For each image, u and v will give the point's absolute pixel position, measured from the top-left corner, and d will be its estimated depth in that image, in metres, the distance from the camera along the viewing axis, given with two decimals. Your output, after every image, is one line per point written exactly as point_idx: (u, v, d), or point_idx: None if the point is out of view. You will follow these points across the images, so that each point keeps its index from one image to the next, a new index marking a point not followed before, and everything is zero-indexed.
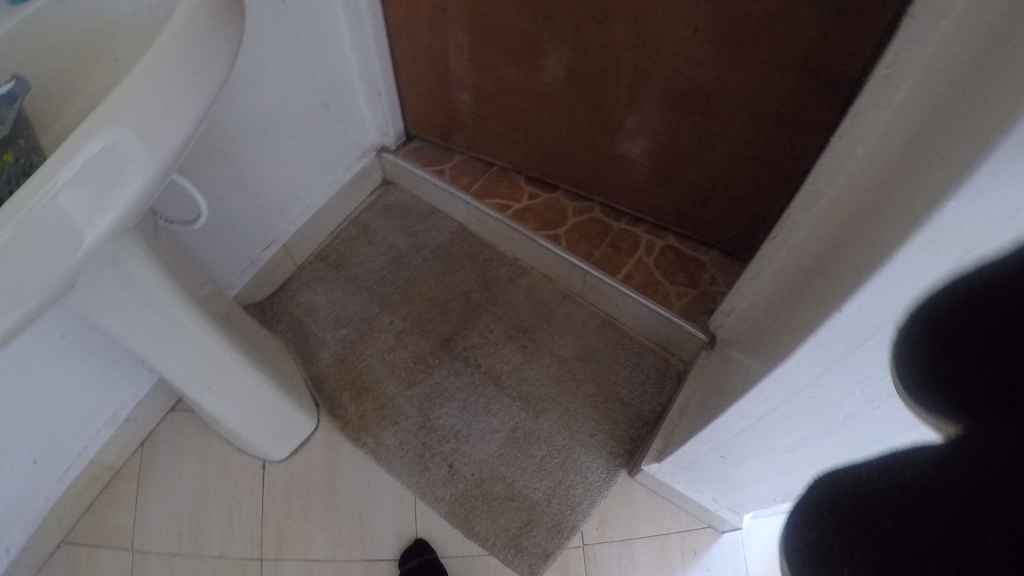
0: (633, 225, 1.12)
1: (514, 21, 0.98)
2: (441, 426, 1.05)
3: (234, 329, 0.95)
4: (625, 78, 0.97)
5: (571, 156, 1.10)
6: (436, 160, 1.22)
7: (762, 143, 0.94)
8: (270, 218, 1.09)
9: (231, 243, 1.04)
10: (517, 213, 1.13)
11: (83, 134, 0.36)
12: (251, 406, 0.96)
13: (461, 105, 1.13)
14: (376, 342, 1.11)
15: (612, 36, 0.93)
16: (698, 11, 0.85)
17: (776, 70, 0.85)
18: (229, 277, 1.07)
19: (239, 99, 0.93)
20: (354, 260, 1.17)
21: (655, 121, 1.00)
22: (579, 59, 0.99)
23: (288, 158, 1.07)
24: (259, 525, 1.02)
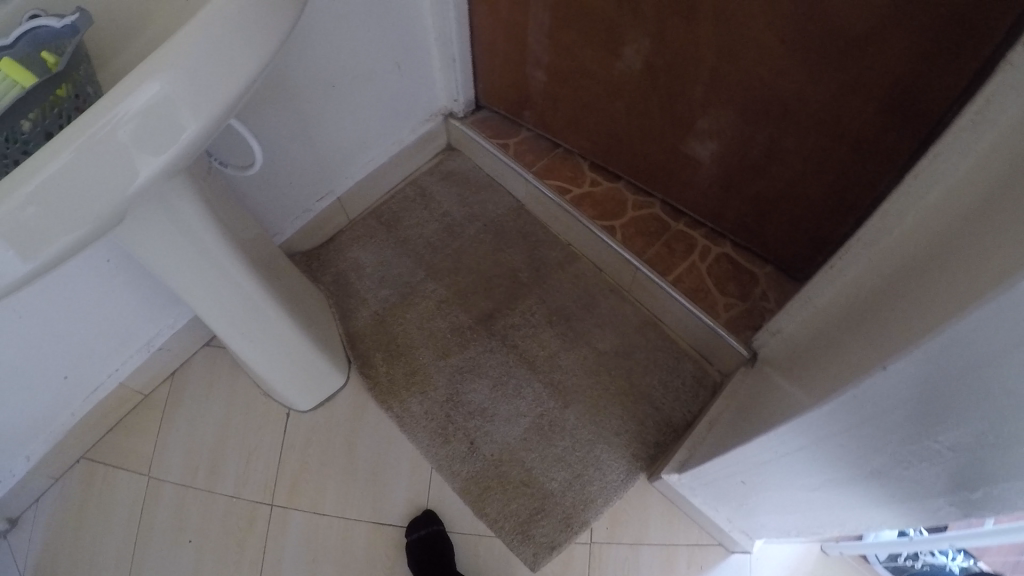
0: (695, 228, 1.09)
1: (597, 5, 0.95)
2: (467, 401, 1.05)
3: (277, 275, 0.95)
4: (702, 79, 0.94)
5: (638, 149, 1.07)
6: (504, 133, 1.19)
7: (838, 163, 0.90)
8: (329, 169, 1.08)
9: (287, 189, 1.04)
10: (576, 199, 1.11)
11: (142, 76, 0.38)
12: (285, 354, 0.96)
13: (533, 81, 1.10)
14: (416, 308, 1.10)
15: (696, 34, 0.90)
16: (787, 19, 0.81)
17: (860, 91, 0.81)
18: (280, 221, 1.07)
19: (310, 47, 0.91)
20: (407, 222, 1.16)
21: (728, 126, 0.96)
22: (658, 52, 0.96)
23: (353, 112, 1.06)
24: (274, 472, 1.03)
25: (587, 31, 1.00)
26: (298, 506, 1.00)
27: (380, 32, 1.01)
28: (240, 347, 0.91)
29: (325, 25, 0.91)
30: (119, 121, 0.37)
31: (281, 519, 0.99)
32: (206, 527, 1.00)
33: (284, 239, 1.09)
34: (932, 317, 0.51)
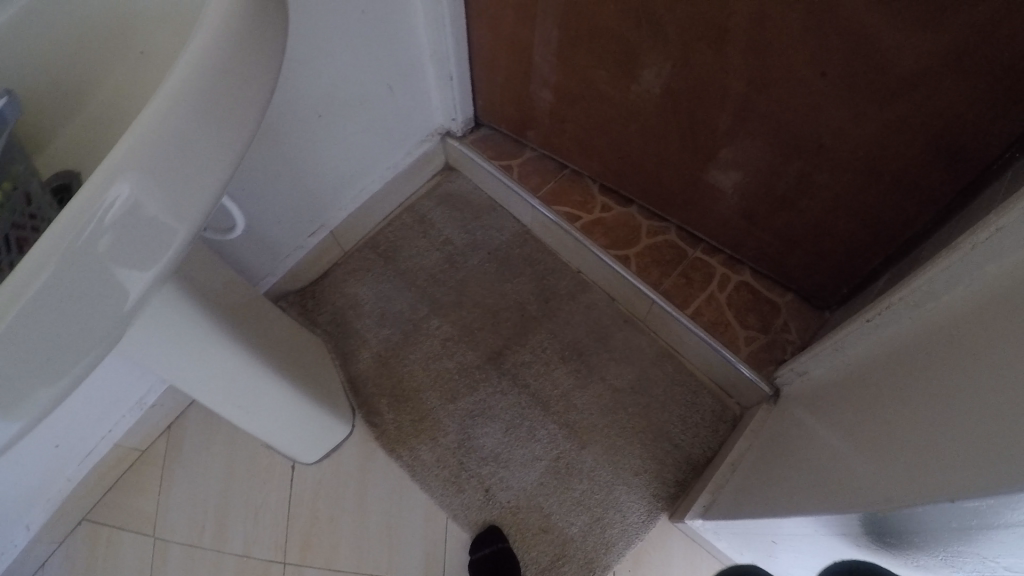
0: (713, 255, 1.03)
1: (613, 24, 0.87)
2: (480, 447, 1.00)
3: (272, 335, 0.88)
4: (728, 109, 0.87)
5: (652, 172, 1.00)
6: (505, 152, 1.11)
7: (875, 204, 0.84)
8: (319, 204, 1.00)
9: (276, 231, 0.97)
10: (586, 226, 1.04)
11: (105, 176, 0.28)
12: (287, 416, 0.90)
13: (537, 100, 1.02)
14: (421, 347, 1.04)
15: (724, 64, 0.82)
16: (829, 56, 0.73)
17: (906, 134, 0.75)
18: (271, 265, 1.00)
19: (293, 84, 0.83)
20: (406, 252, 1.09)
21: (755, 157, 0.89)
22: (679, 78, 0.88)
23: (343, 143, 0.97)
24: (285, 529, 0.98)
25: (599, 50, 0.91)
26: (311, 563, 0.95)
27: (373, 55, 0.91)
28: (237, 417, 0.86)
29: (309, 59, 0.82)
30: (91, 239, 0.28)
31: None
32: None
33: (275, 280, 1.02)
34: (1002, 429, 0.47)
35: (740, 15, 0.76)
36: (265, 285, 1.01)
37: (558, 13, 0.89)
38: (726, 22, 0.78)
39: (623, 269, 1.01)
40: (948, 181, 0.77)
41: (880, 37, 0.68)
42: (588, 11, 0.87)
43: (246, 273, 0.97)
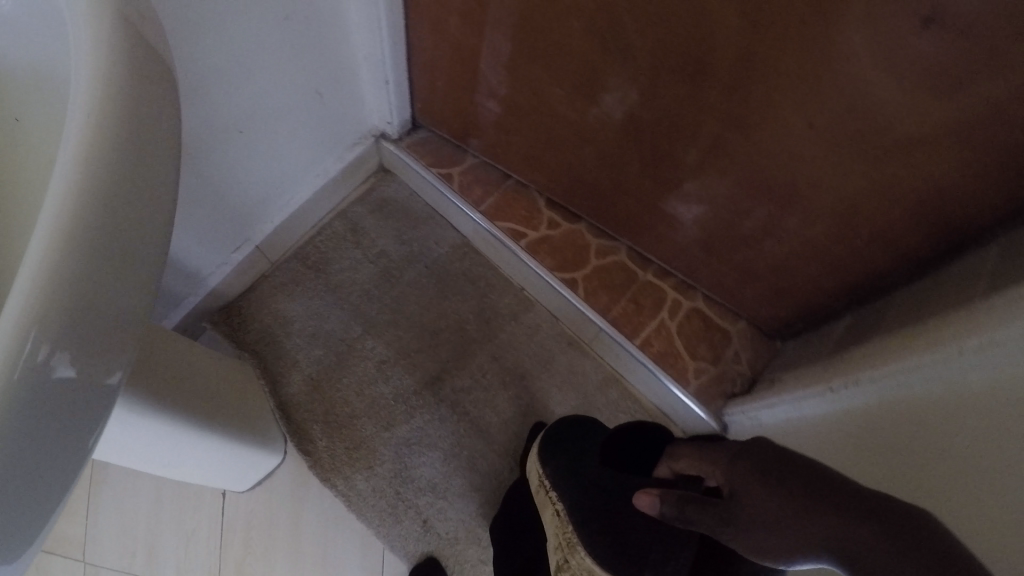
0: (666, 278, 0.97)
1: (575, 42, 0.76)
2: (417, 477, 0.93)
3: (204, 381, 0.80)
4: (696, 145, 0.79)
5: (607, 191, 0.92)
6: (445, 158, 1.01)
7: (842, 255, 0.79)
8: (241, 220, 0.90)
9: (195, 254, 0.86)
10: (532, 245, 0.97)
11: (16, 326, 0.23)
12: (214, 463, 0.83)
13: (483, 109, 0.93)
14: (355, 371, 0.96)
15: (698, 102, 0.74)
16: (821, 108, 0.66)
17: (892, 196, 0.69)
18: (189, 288, 0.90)
19: (210, 105, 0.71)
20: (338, 264, 0.99)
21: (721, 195, 0.82)
22: (645, 107, 0.79)
23: (267, 156, 0.86)
24: (218, 555, 0.91)
25: (557, 65, 0.81)
26: None
27: (302, 63, 0.80)
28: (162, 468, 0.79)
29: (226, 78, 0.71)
30: (33, 370, 0.23)
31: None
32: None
33: (199, 300, 0.92)
34: None
35: (722, 60, 0.67)
36: (185, 309, 0.91)
37: (513, 26, 0.79)
38: (704, 65, 0.69)
39: (571, 293, 0.95)
40: (925, 240, 0.72)
41: (883, 99, 0.60)
42: (546, 25, 0.76)
43: (161, 301, 0.87)
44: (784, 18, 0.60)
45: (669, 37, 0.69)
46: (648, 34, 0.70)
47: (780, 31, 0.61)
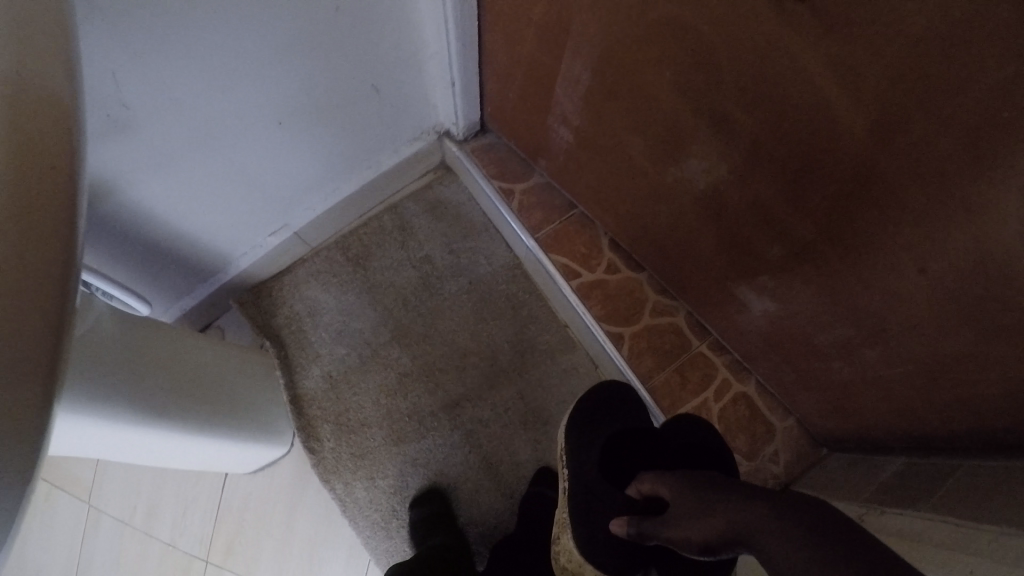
0: (719, 353, 0.87)
1: (662, 97, 0.65)
2: (417, 499, 0.87)
3: (201, 379, 0.74)
4: (778, 242, 0.68)
5: (676, 252, 0.82)
6: (508, 172, 0.93)
7: (912, 401, 0.68)
8: (279, 205, 0.86)
9: (223, 235, 0.83)
10: (583, 289, 0.88)
11: None
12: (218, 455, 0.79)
13: (556, 136, 0.84)
14: (375, 377, 0.91)
15: (794, 206, 0.63)
16: (937, 254, 0.54)
17: (998, 368, 0.57)
18: (217, 268, 0.87)
19: (236, 95, 0.67)
20: (377, 261, 0.94)
21: (797, 301, 0.71)
22: (729, 189, 0.68)
23: (311, 145, 0.81)
24: (211, 527, 0.88)
25: (639, 114, 0.70)
26: (232, 567, 0.87)
27: (354, 57, 0.73)
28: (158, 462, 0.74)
29: (257, 67, 0.66)
30: None
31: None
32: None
33: (229, 278, 0.88)
34: None
35: (830, 169, 0.56)
36: (212, 287, 0.87)
37: (593, 66, 0.70)
38: (809, 167, 0.58)
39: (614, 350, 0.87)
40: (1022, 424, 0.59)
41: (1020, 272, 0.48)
42: (631, 72, 0.66)
43: (184, 278, 0.84)
44: (919, 155, 0.48)
45: (763, 132, 0.59)
46: (740, 122, 0.60)
47: (908, 163, 0.49)
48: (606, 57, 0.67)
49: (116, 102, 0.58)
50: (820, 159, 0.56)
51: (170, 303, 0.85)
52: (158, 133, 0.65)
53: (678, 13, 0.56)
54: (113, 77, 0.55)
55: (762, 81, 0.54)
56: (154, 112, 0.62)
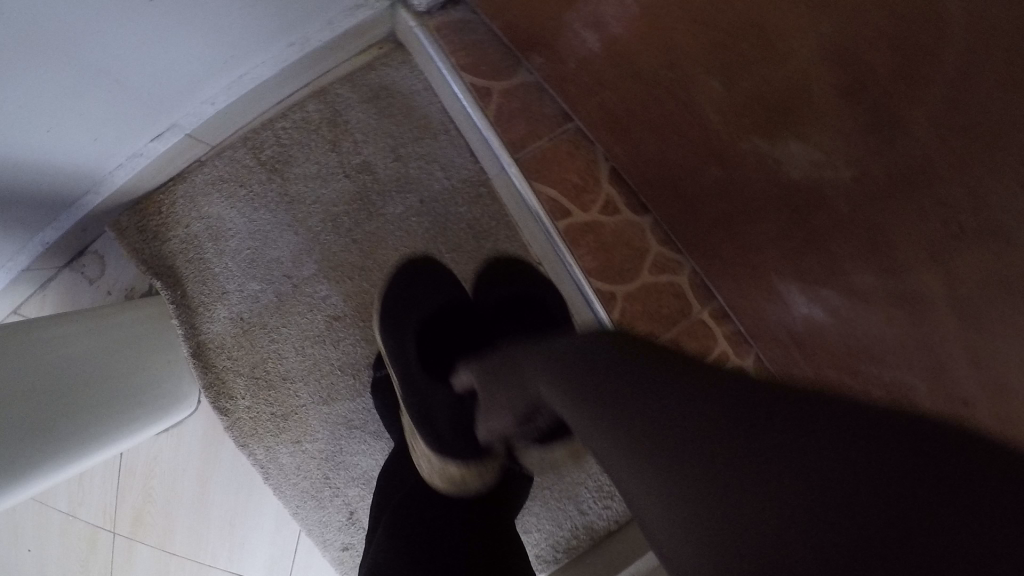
0: (721, 321, 0.67)
1: (775, 61, 0.44)
2: (352, 466, 0.72)
3: (60, 393, 0.54)
4: (877, 273, 0.48)
5: (717, 215, 0.58)
6: (485, 64, 0.68)
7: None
8: (158, 103, 0.63)
9: (85, 146, 0.62)
10: (573, 233, 0.67)
11: None
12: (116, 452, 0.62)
13: (574, 41, 0.59)
14: (297, 321, 0.72)
15: (933, 255, 0.42)
16: None
17: None
18: (83, 187, 0.67)
19: None
20: (296, 167, 0.72)
21: (871, 333, 0.52)
22: (844, 200, 0.46)
23: (196, 28, 0.58)
24: (115, 495, 0.74)
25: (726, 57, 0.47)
26: (145, 539, 0.74)
27: None
28: None
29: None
30: None
31: (125, 554, 0.74)
32: (42, 547, 0.76)
33: (102, 198, 0.70)
34: None
35: None
36: (79, 213, 0.70)
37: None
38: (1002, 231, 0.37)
39: (587, 288, 0.67)
40: None
41: None
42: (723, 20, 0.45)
43: (39, 207, 0.66)
44: None
45: (916, 165, 0.40)
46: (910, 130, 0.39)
47: None
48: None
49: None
50: None
51: (24, 241, 0.69)
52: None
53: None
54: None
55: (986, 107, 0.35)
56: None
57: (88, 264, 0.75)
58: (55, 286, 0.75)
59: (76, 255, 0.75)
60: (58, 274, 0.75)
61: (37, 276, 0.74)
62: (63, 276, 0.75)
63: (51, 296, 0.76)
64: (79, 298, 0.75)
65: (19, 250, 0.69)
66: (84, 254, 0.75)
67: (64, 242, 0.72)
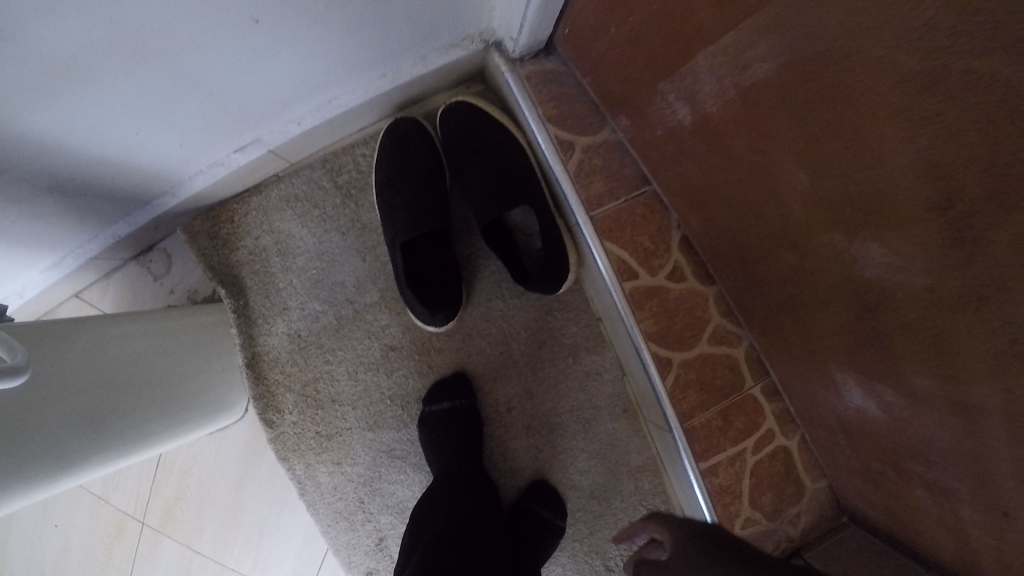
0: (771, 399, 0.72)
1: (852, 166, 0.47)
2: (388, 494, 0.78)
3: (130, 391, 0.56)
4: (937, 376, 0.50)
5: (787, 297, 0.62)
6: (570, 118, 0.74)
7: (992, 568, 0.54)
8: (248, 118, 0.64)
9: (171, 152, 0.63)
10: (638, 295, 0.73)
11: None
12: (160, 444, 0.64)
13: (666, 110, 0.63)
14: (353, 345, 0.77)
15: (998, 375, 0.44)
16: None
17: None
18: (161, 189, 0.68)
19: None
20: (372, 197, 0.77)
21: (924, 435, 0.54)
22: (912, 304, 0.49)
23: (302, 48, 0.58)
24: (148, 488, 0.80)
25: (804, 153, 0.50)
26: (172, 533, 0.80)
27: None
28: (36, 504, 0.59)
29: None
30: None
31: (150, 546, 0.79)
32: (69, 526, 0.80)
33: (177, 200, 0.71)
34: None
35: None
36: (155, 211, 0.71)
37: (743, 73, 0.52)
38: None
39: (644, 348, 0.74)
40: None
41: None
42: (816, 115, 0.47)
43: (115, 205, 0.67)
44: None
45: (994, 275, 0.41)
46: (985, 246, 0.40)
47: None
48: (775, 70, 0.48)
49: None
50: None
51: (95, 232, 0.70)
52: (55, 32, 0.42)
53: (941, 85, 0.37)
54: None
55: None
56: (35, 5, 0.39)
57: (155, 258, 0.79)
58: (120, 274, 0.79)
59: (144, 249, 0.79)
60: (125, 264, 0.79)
61: (103, 265, 0.76)
62: (128, 268, 0.79)
63: (113, 284, 0.79)
64: (140, 289, 0.78)
65: (90, 238, 0.70)
66: (153, 249, 0.79)
67: (133, 237, 0.74)
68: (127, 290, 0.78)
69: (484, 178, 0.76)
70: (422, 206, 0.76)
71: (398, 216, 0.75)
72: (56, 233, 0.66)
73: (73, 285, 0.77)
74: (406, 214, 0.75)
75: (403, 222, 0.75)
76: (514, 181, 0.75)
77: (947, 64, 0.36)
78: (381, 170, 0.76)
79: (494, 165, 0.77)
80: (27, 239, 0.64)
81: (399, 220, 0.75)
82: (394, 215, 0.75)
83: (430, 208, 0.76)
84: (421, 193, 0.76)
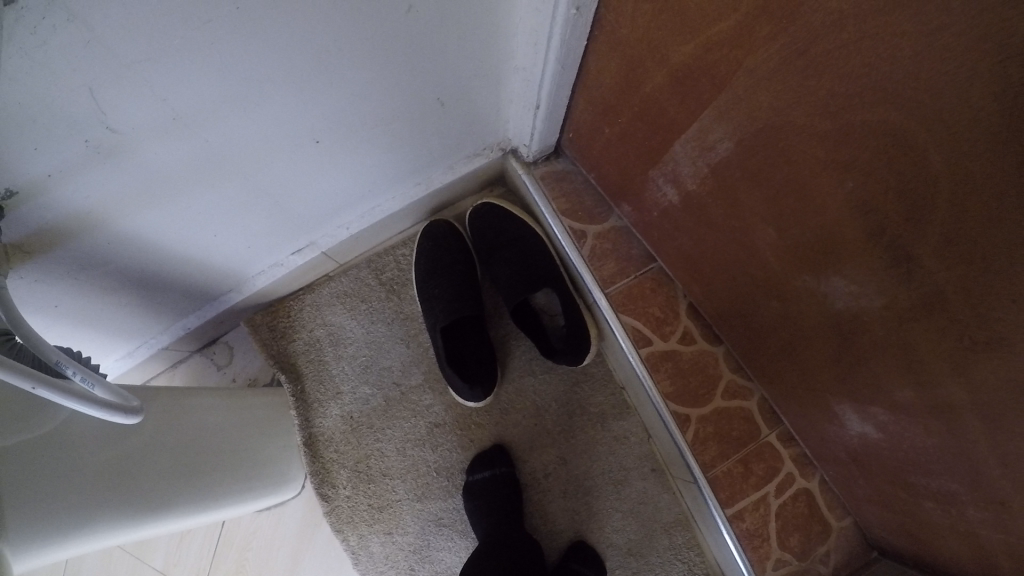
0: (787, 445, 0.78)
1: (796, 211, 0.57)
2: (437, 560, 0.86)
3: (196, 458, 0.66)
4: (913, 385, 0.54)
5: (781, 343, 0.70)
6: (580, 210, 0.86)
7: (1006, 568, 0.55)
8: (303, 225, 0.77)
9: (238, 254, 0.76)
10: (653, 359, 0.81)
11: None
12: (221, 513, 0.73)
13: (655, 191, 0.74)
14: (400, 423, 0.87)
15: (959, 368, 0.48)
16: None
17: None
18: (229, 287, 0.81)
19: (248, 125, 0.58)
20: (411, 291, 0.91)
21: (917, 445, 0.58)
22: (868, 326, 0.56)
23: (351, 165, 0.71)
24: (208, 564, 0.89)
25: (762, 208, 0.61)
26: None
27: (405, 74, 0.61)
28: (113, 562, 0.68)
29: (287, 86, 0.55)
30: None
31: None
32: None
33: (241, 296, 0.84)
34: None
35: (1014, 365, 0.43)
36: (221, 305, 0.84)
37: (710, 153, 0.62)
38: (961, 351, 0.47)
39: (662, 406, 0.80)
40: None
41: None
42: (757, 174, 0.58)
43: (189, 301, 0.80)
44: None
45: (913, 285, 0.48)
46: (899, 259, 0.48)
47: None
48: (729, 144, 0.59)
49: (92, 122, 0.48)
50: (1009, 341, 0.42)
51: (169, 324, 0.82)
52: (163, 152, 0.55)
53: None
54: (88, 88, 0.45)
55: (976, 251, 0.41)
56: (149, 130, 0.52)
57: (218, 351, 0.92)
58: (185, 365, 0.91)
59: (209, 343, 0.92)
60: (190, 356, 0.91)
61: (172, 356, 0.88)
62: (194, 359, 0.91)
63: (179, 373, 0.91)
64: (204, 377, 0.91)
65: (162, 330, 0.82)
66: (216, 343, 0.92)
67: (200, 329, 0.86)
68: (191, 378, 0.91)
69: (508, 266, 0.88)
70: (457, 294, 0.87)
71: (436, 304, 0.86)
72: (136, 324, 0.78)
73: (144, 373, 0.88)
74: (444, 301, 0.86)
75: (441, 309, 0.86)
76: (535, 267, 0.87)
77: (852, 119, 0.44)
78: (420, 266, 0.89)
79: (515, 254, 0.88)
80: (112, 329, 0.76)
81: (437, 308, 0.86)
82: (433, 303, 0.86)
83: (463, 296, 0.87)
84: (456, 282, 0.88)
